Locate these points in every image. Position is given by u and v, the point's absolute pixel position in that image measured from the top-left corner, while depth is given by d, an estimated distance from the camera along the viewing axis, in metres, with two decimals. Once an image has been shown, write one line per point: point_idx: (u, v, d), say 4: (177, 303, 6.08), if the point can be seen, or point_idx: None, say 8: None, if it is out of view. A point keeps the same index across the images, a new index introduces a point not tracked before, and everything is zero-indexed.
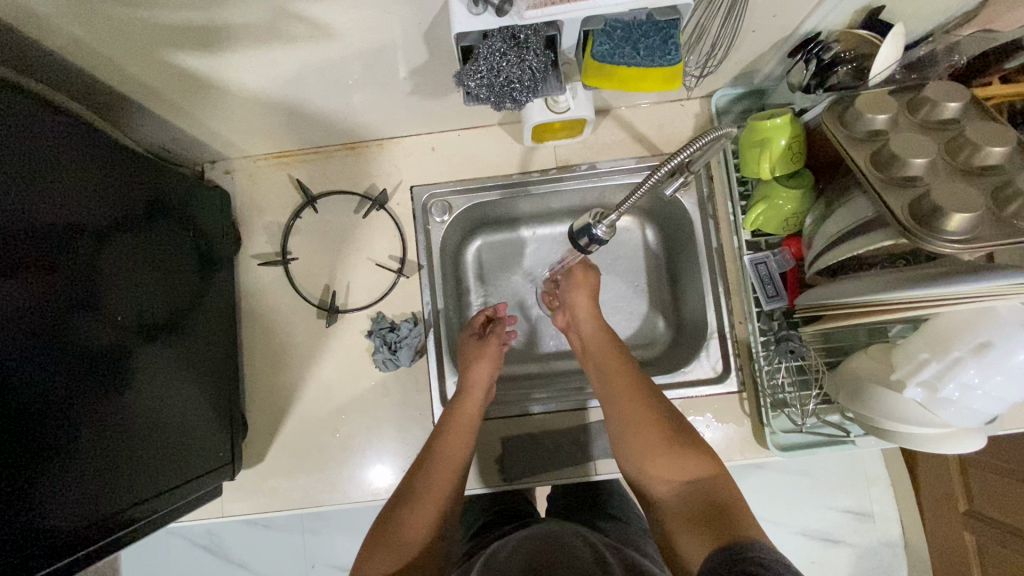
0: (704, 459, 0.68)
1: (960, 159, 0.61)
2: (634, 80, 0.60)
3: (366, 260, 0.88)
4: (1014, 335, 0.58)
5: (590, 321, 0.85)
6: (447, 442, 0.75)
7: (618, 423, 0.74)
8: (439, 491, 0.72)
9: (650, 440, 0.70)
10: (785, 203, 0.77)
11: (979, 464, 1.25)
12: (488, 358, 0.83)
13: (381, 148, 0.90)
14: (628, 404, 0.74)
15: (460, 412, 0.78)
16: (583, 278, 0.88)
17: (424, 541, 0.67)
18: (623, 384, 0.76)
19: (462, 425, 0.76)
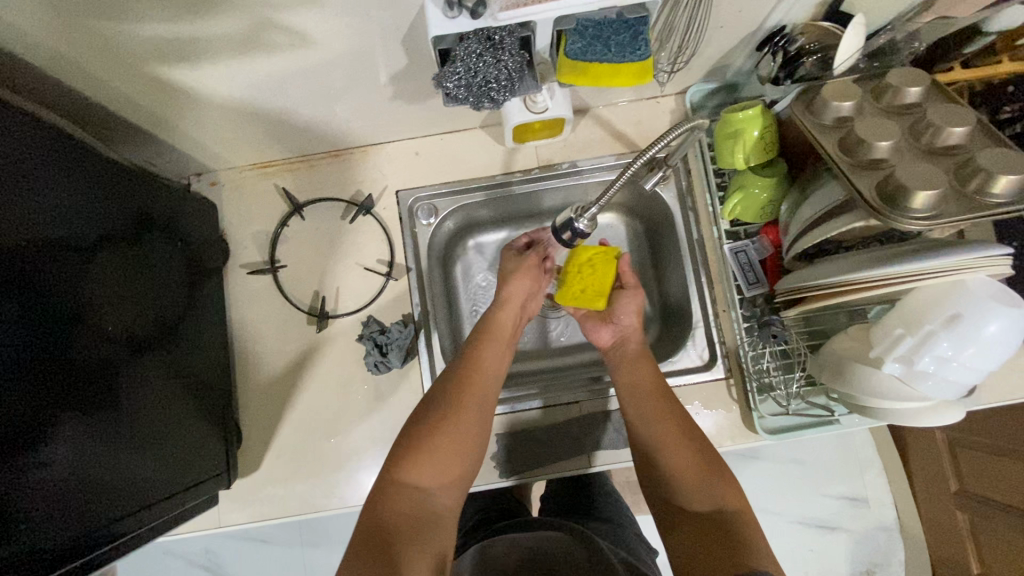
0: (729, 495, 0.69)
1: (923, 140, 0.63)
2: (606, 77, 0.61)
3: (354, 265, 0.89)
4: (981, 307, 0.61)
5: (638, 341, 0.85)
6: (486, 348, 0.80)
7: (649, 434, 0.75)
8: (479, 393, 0.75)
9: (679, 464, 0.72)
10: (760, 191, 0.79)
11: (966, 443, 1.28)
12: (526, 274, 0.87)
13: (365, 154, 0.92)
14: (658, 424, 0.75)
15: (500, 324, 0.83)
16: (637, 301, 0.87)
17: (461, 446, 0.70)
18: (658, 403, 0.77)
19: (500, 341, 0.81)
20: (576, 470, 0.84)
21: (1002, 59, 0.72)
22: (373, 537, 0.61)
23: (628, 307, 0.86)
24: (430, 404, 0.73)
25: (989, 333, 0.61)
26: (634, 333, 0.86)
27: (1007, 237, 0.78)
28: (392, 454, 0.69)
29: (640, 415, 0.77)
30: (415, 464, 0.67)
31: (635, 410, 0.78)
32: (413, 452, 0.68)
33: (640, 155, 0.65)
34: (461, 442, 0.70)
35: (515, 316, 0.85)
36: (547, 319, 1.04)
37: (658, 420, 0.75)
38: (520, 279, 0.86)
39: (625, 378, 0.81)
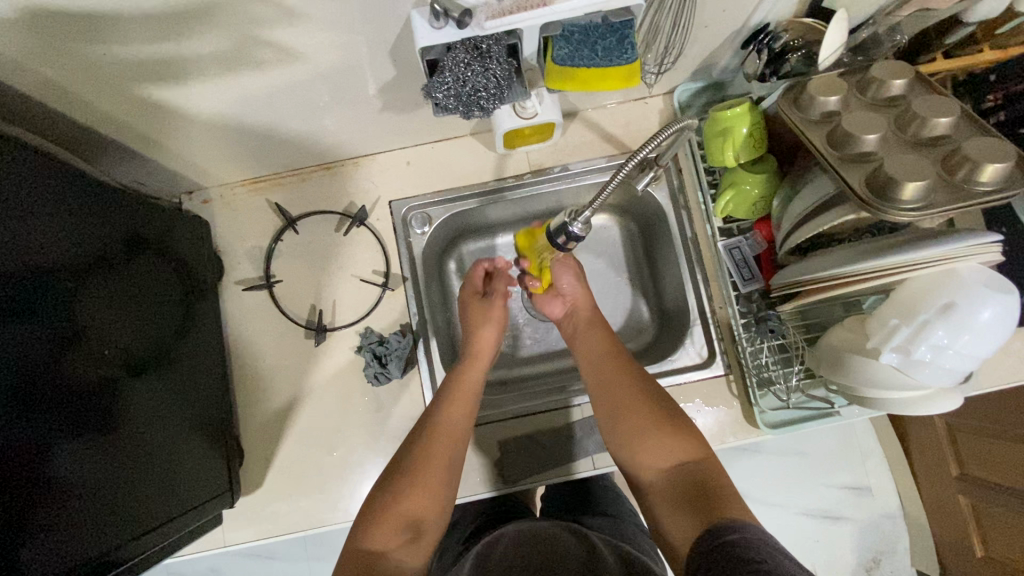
0: (689, 445, 0.69)
1: (910, 131, 0.64)
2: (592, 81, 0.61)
3: (350, 277, 0.88)
4: (974, 294, 0.62)
5: (588, 302, 0.88)
6: (451, 408, 0.76)
7: (610, 405, 0.76)
8: (444, 459, 0.72)
9: (639, 422, 0.72)
10: (752, 188, 0.79)
11: (965, 428, 1.31)
12: (493, 322, 0.88)
13: (357, 165, 0.91)
14: (615, 388, 0.76)
15: (466, 382, 0.80)
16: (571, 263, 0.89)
17: (428, 507, 0.69)
18: (613, 368, 0.78)
19: (466, 397, 0.78)
20: (579, 473, 0.85)
21: (982, 48, 0.73)
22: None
23: (566, 273, 0.88)
24: (394, 473, 0.71)
25: (982, 320, 0.62)
26: (582, 297, 0.89)
27: (996, 224, 0.80)
28: (359, 518, 0.68)
29: (598, 387, 0.78)
30: (384, 524, 0.66)
31: (605, 396, 0.77)
32: (378, 519, 0.66)
33: (630, 156, 0.66)
34: (425, 507, 0.69)
35: (481, 372, 0.83)
36: (536, 325, 1.04)
37: (618, 384, 0.76)
38: (483, 328, 0.87)
39: (586, 355, 0.83)
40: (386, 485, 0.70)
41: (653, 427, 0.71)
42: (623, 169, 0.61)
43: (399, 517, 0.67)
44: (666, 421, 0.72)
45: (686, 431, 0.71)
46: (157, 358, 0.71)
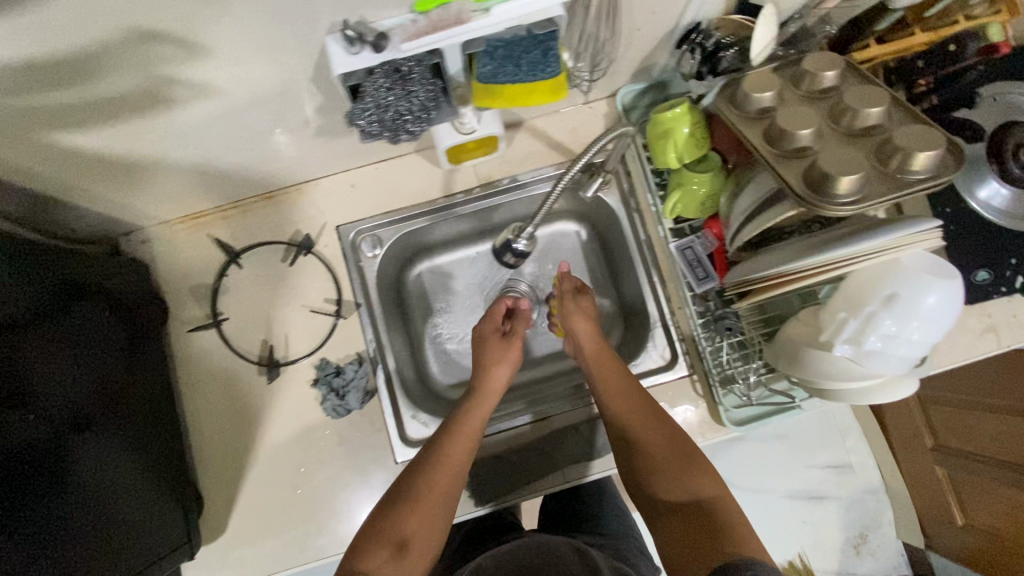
0: (705, 482, 0.70)
1: (843, 123, 0.64)
2: (521, 96, 0.59)
3: (302, 308, 0.85)
4: (919, 282, 0.62)
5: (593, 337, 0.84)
6: (453, 445, 0.74)
7: (630, 436, 0.75)
8: (436, 495, 0.70)
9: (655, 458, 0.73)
10: (698, 187, 0.78)
11: (939, 400, 1.37)
12: (507, 361, 0.84)
13: (301, 192, 0.88)
14: (635, 425, 0.76)
15: (467, 417, 0.77)
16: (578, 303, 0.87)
17: (421, 539, 0.69)
18: (632, 402, 0.77)
19: (473, 431, 0.76)
20: (552, 487, 0.83)
21: (915, 30, 0.73)
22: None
23: (573, 312, 0.86)
24: (387, 505, 0.70)
25: (929, 305, 0.62)
26: (588, 333, 0.85)
27: (938, 203, 0.81)
28: (357, 539, 0.68)
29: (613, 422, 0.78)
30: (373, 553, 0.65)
31: (619, 425, 0.77)
32: (376, 546, 0.66)
33: (567, 171, 0.69)
34: (418, 539, 0.68)
35: (487, 410, 0.80)
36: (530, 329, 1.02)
37: (635, 411, 0.77)
38: (498, 365, 0.84)
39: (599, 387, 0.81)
40: (381, 515, 0.69)
41: (672, 460, 0.72)
42: (568, 179, 0.67)
43: (388, 547, 0.66)
44: (684, 456, 0.72)
45: (705, 468, 0.71)
46: (110, 416, 0.68)
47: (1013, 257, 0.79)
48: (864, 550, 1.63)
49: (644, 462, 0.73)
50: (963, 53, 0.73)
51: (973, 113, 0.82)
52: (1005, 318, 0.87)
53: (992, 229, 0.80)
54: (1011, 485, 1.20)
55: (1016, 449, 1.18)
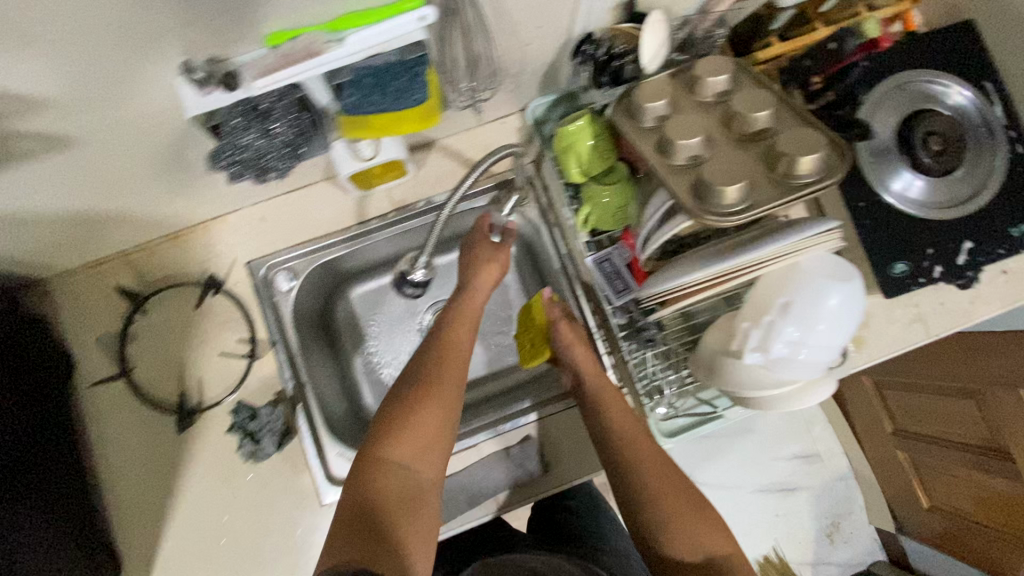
0: (717, 538, 0.70)
1: (734, 128, 0.63)
2: (390, 125, 0.59)
3: (215, 352, 0.82)
4: (818, 286, 0.62)
5: (593, 363, 0.80)
6: (455, 331, 0.75)
7: (638, 483, 0.72)
8: (449, 375, 0.70)
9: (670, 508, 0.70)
10: (609, 199, 0.77)
11: (893, 384, 1.38)
12: (499, 262, 0.81)
13: (206, 230, 0.85)
14: (644, 470, 0.72)
15: (466, 309, 0.78)
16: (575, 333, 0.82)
17: (442, 421, 0.67)
18: (638, 444, 0.74)
19: (466, 324, 0.77)
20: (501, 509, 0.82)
21: (814, 24, 0.74)
22: (348, 523, 0.59)
23: (568, 339, 0.82)
24: (395, 399, 0.68)
25: (831, 307, 0.62)
26: (587, 363, 0.80)
27: (853, 198, 0.80)
28: (372, 430, 0.66)
29: (618, 465, 0.74)
30: (399, 434, 0.64)
31: (625, 467, 0.73)
32: (395, 430, 0.64)
33: (452, 192, 0.71)
34: (440, 421, 0.67)
35: (473, 313, 0.78)
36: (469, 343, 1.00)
37: (648, 459, 0.73)
38: (487, 266, 0.80)
39: (601, 425, 0.76)
40: (389, 410, 0.67)
41: (687, 516, 0.70)
42: (465, 186, 0.69)
43: (411, 426, 0.65)
44: (699, 513, 0.70)
45: (714, 524, 0.70)
46: (12, 477, 0.64)
47: (929, 246, 0.79)
48: (837, 539, 1.62)
49: (660, 520, 0.70)
50: (841, 51, 0.70)
51: (880, 100, 0.81)
52: (932, 306, 0.86)
53: (905, 220, 0.79)
54: (970, 467, 1.21)
55: (970, 430, 1.19)
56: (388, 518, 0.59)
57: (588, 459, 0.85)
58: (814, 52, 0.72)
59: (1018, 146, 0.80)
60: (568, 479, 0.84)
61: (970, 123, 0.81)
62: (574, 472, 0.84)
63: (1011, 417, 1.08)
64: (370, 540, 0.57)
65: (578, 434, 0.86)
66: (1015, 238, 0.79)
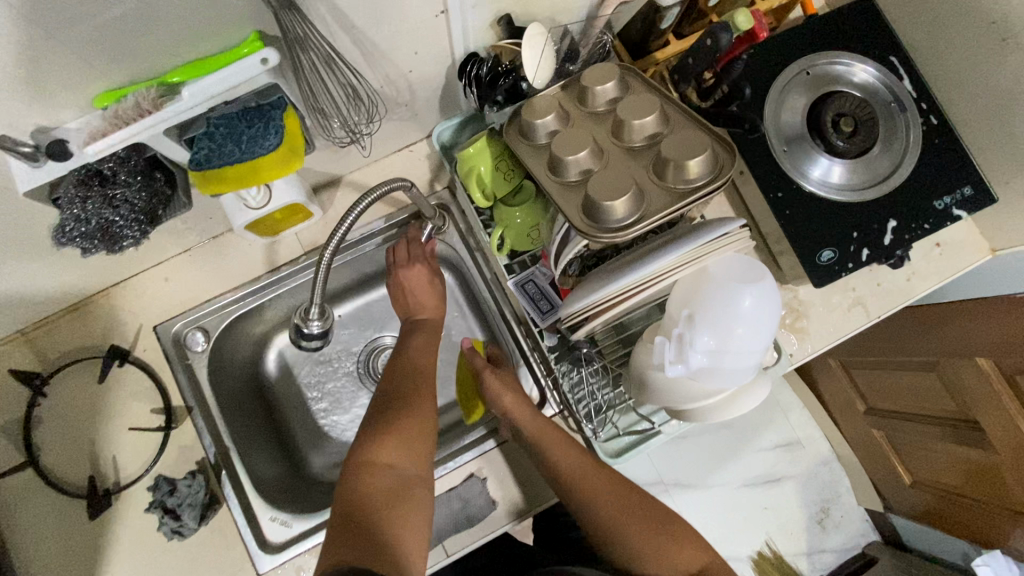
0: (693, 551, 0.68)
1: (623, 136, 0.60)
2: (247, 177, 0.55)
3: (128, 427, 0.78)
4: (728, 290, 0.59)
5: (523, 408, 0.75)
6: (420, 345, 0.76)
7: (601, 516, 0.70)
8: (424, 386, 0.71)
9: (638, 533, 0.68)
10: (522, 219, 0.74)
11: (857, 363, 1.36)
12: (427, 285, 0.80)
13: (109, 298, 0.80)
14: (603, 501, 0.70)
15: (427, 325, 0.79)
16: (500, 380, 0.78)
17: (422, 425, 0.66)
18: (592, 477, 0.71)
19: (429, 347, 0.77)
20: (453, 554, 0.76)
21: (710, 19, 0.74)
22: (342, 524, 0.55)
23: (497, 387, 0.77)
24: (379, 412, 0.67)
25: (745, 308, 0.59)
26: (519, 408, 0.76)
27: (771, 188, 0.77)
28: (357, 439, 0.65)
29: (578, 502, 0.71)
30: (384, 438, 0.63)
31: (583, 502, 0.70)
32: (382, 435, 0.63)
33: (330, 241, 0.64)
34: (421, 427, 0.66)
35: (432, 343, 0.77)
36: None
37: (600, 489, 0.71)
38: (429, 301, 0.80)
39: (547, 465, 0.72)
40: (369, 422, 0.66)
41: (659, 539, 0.68)
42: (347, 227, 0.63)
43: (394, 429, 0.64)
44: (661, 531, 0.68)
45: (687, 538, 0.69)
46: None
47: (854, 230, 0.76)
48: (828, 524, 1.57)
49: (626, 547, 0.68)
50: (719, 46, 0.67)
51: (789, 85, 0.79)
52: (868, 288, 0.84)
53: (826, 205, 0.77)
54: (949, 440, 1.18)
55: (938, 403, 1.17)
56: (381, 517, 0.57)
57: (535, 492, 0.80)
58: (694, 47, 0.69)
59: (930, 117, 0.80)
60: (516, 516, 0.79)
61: (876, 99, 0.80)
62: (521, 508, 0.79)
63: (973, 387, 1.06)
64: (368, 537, 0.54)
65: (521, 466, 0.81)
66: (939, 212, 0.77)
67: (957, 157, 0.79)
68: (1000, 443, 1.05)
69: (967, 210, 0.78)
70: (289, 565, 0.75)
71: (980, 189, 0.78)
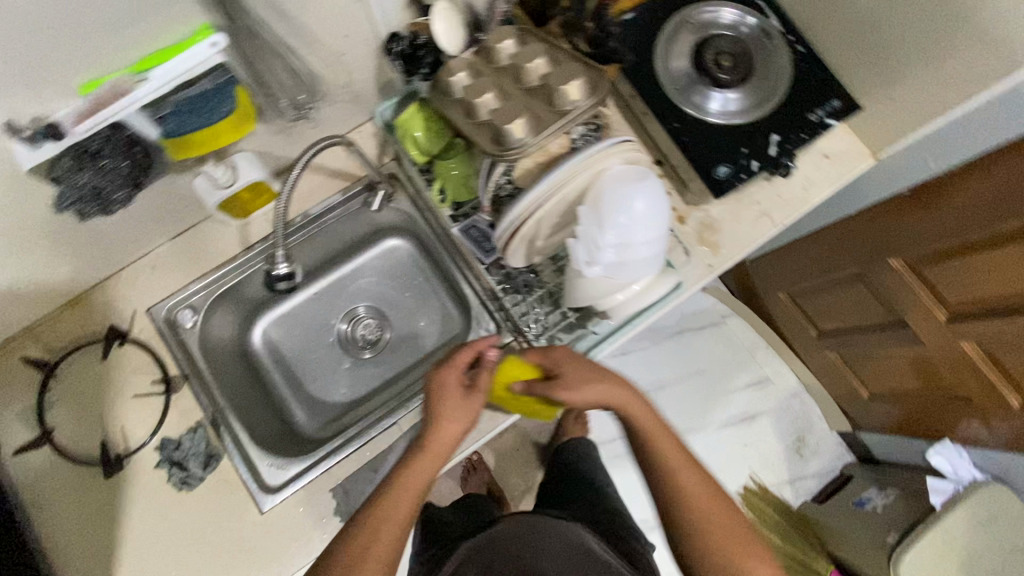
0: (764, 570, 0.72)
1: (521, 80, 0.73)
2: (211, 139, 0.69)
3: (132, 398, 0.87)
4: (621, 193, 0.69)
5: (612, 388, 0.75)
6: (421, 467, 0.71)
7: (685, 504, 0.74)
8: (393, 525, 0.69)
9: (715, 537, 0.72)
10: (456, 169, 0.86)
11: (802, 292, 1.47)
12: (457, 409, 0.73)
13: (105, 290, 0.91)
14: (691, 496, 0.74)
15: (436, 440, 0.72)
16: (583, 372, 0.74)
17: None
18: (687, 470, 0.75)
19: (422, 474, 0.71)
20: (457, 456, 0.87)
21: None
22: None
23: (581, 394, 0.74)
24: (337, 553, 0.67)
25: (638, 210, 0.70)
26: (608, 394, 0.75)
27: (668, 120, 0.89)
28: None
29: (668, 487, 0.75)
30: None
31: (670, 489, 0.75)
32: None
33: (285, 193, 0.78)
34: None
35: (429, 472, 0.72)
36: (370, 350, 1.04)
37: (693, 484, 0.75)
38: (455, 418, 0.73)
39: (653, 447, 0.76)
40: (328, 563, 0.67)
41: (735, 544, 0.72)
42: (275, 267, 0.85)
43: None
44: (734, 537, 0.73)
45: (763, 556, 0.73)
46: None
47: (743, 147, 0.89)
48: (807, 452, 1.65)
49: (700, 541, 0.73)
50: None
51: (673, 33, 0.92)
52: (772, 200, 0.96)
53: (718, 129, 0.89)
54: (887, 344, 1.29)
55: (871, 312, 1.28)
56: None
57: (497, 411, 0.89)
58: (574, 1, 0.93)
59: (797, 46, 0.93)
60: (483, 436, 0.88)
61: (748, 37, 0.94)
62: (489, 428, 0.88)
63: (893, 288, 1.17)
64: None
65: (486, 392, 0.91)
66: (814, 123, 0.90)
67: (824, 77, 0.93)
68: (925, 335, 1.17)
69: (838, 118, 0.90)
70: (286, 502, 0.84)
71: (846, 101, 0.92)
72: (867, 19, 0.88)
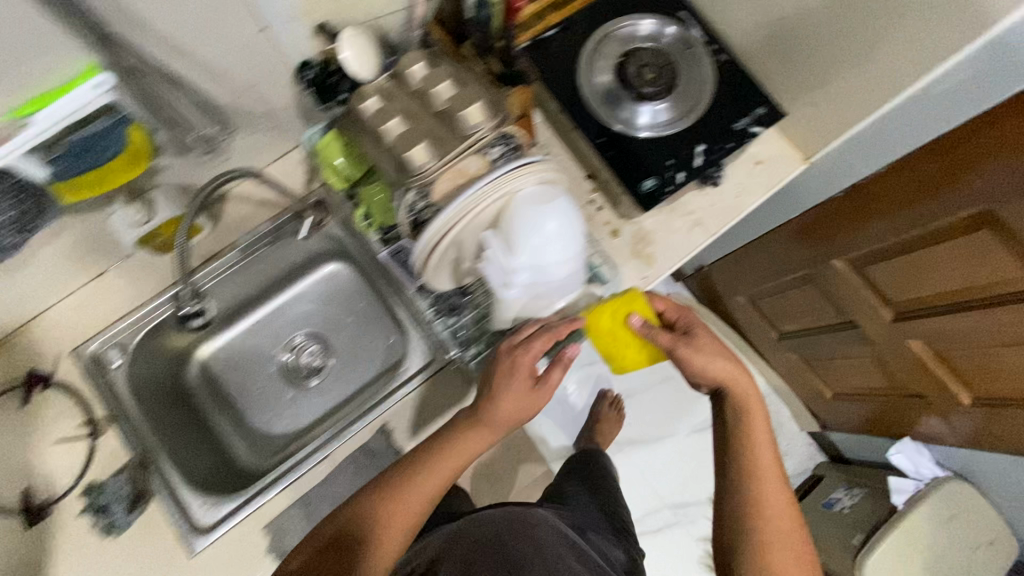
0: None
1: (428, 104, 0.72)
2: (103, 180, 0.70)
3: (57, 443, 0.86)
4: (531, 214, 0.67)
5: (728, 371, 0.74)
6: (474, 434, 0.73)
7: (761, 504, 0.70)
8: (434, 482, 0.71)
9: (780, 546, 0.69)
10: (379, 195, 0.85)
11: (759, 295, 1.47)
12: (523, 385, 0.73)
13: (27, 333, 0.89)
14: (771, 498, 0.70)
15: (497, 414, 0.72)
16: (704, 342, 0.76)
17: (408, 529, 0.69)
18: (771, 472, 0.72)
19: (473, 442, 0.73)
20: None
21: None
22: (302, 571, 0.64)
23: (703, 359, 0.74)
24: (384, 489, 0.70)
25: (549, 230, 0.68)
26: (725, 372, 0.74)
27: (593, 134, 0.89)
28: (358, 503, 0.70)
29: (748, 482, 0.71)
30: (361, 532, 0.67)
31: (749, 486, 0.71)
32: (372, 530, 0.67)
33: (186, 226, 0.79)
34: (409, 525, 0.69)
35: (479, 443, 0.73)
36: (315, 377, 1.00)
37: (773, 489, 0.71)
38: (524, 399, 0.73)
39: (745, 441, 0.73)
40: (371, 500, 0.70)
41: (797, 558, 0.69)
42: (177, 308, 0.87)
43: (385, 514, 0.68)
44: (799, 549, 0.69)
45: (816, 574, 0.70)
46: None
47: (668, 158, 0.88)
48: None
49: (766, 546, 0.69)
50: None
51: (595, 46, 0.92)
52: (705, 209, 0.96)
53: (643, 141, 0.89)
54: (841, 344, 1.29)
55: (823, 313, 1.28)
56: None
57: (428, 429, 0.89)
58: None
59: (720, 56, 0.94)
60: None
61: (670, 48, 0.93)
62: None
63: (840, 289, 1.17)
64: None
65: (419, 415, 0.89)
66: (739, 131, 0.90)
67: (746, 85, 0.93)
68: (873, 334, 1.17)
69: (763, 126, 0.90)
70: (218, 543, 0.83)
71: (771, 107, 0.92)
72: (786, 25, 0.88)
